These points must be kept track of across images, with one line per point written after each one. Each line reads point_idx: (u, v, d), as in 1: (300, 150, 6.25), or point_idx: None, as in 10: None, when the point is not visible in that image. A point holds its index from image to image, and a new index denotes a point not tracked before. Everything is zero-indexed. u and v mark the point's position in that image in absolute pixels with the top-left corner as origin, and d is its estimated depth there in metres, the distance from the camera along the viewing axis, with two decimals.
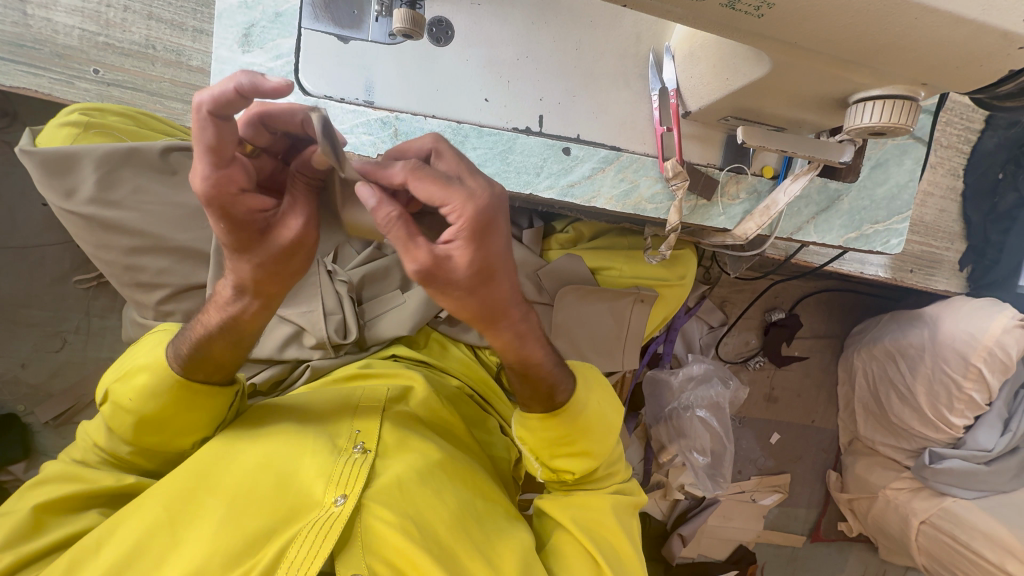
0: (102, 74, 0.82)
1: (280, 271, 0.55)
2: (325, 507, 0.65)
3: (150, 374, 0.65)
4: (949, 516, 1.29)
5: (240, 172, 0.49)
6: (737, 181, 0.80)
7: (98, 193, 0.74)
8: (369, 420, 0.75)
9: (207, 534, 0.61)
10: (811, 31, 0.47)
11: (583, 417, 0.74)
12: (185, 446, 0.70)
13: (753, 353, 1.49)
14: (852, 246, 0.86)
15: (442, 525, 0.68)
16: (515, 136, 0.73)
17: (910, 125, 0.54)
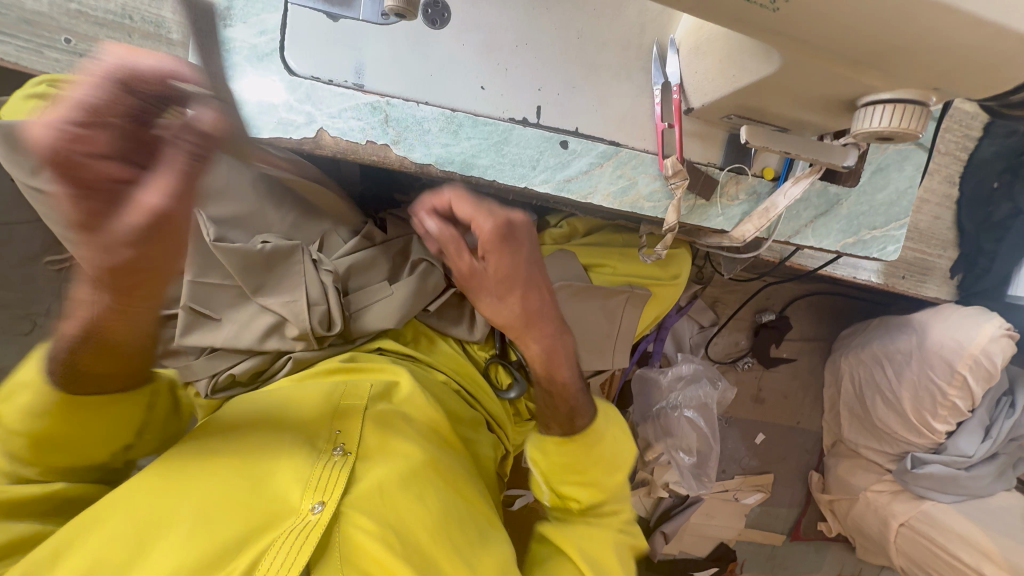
0: (74, 44, 0.77)
1: (133, 260, 0.47)
2: (302, 514, 0.63)
3: (31, 391, 0.62)
4: (926, 518, 1.33)
5: (96, 138, 0.42)
6: (738, 181, 0.78)
7: None
8: (350, 421, 0.74)
9: (176, 544, 0.58)
10: (826, 28, 0.45)
11: (599, 446, 0.82)
12: (102, 454, 0.68)
13: (742, 354, 1.49)
14: (849, 252, 0.84)
15: (423, 531, 0.68)
16: (511, 126, 0.70)
17: (919, 130, 0.53)
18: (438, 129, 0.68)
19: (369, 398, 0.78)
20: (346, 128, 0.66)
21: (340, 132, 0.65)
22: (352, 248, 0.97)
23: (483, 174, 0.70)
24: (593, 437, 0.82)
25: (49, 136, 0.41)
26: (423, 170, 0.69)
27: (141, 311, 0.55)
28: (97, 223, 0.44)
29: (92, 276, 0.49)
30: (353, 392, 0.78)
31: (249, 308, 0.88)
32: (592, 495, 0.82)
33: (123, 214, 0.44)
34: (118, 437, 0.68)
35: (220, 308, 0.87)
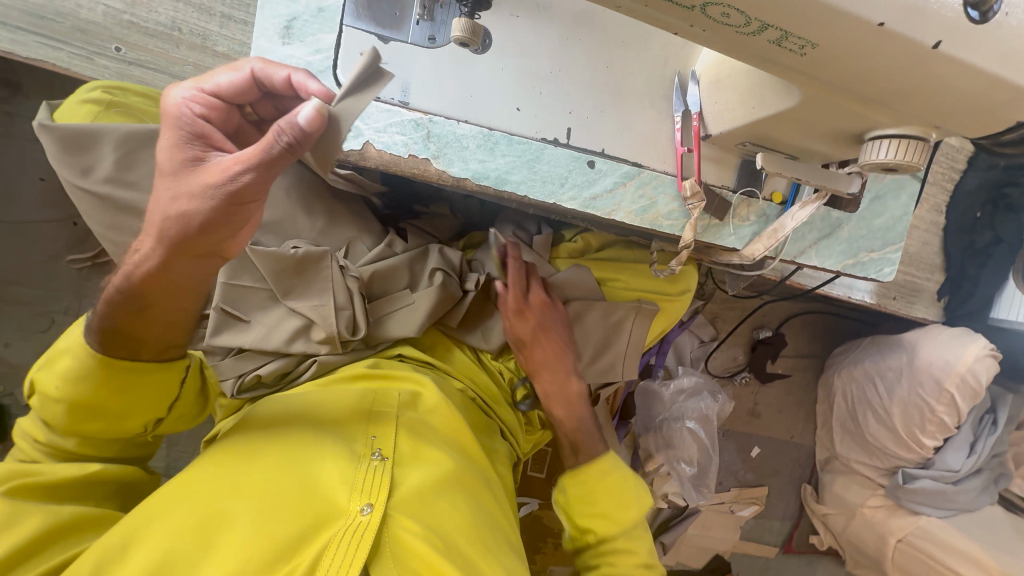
0: (124, 52, 0.81)
1: (200, 214, 0.55)
2: (352, 515, 0.65)
3: (71, 356, 0.65)
4: (924, 534, 1.37)
5: (216, 111, 0.58)
6: (749, 204, 0.84)
7: (116, 172, 0.73)
8: (386, 427, 0.76)
9: (236, 542, 0.61)
10: (844, 71, 0.51)
11: (607, 476, 0.94)
12: (133, 426, 0.70)
13: (739, 368, 1.54)
14: (849, 272, 0.90)
15: (463, 533, 0.71)
16: (543, 146, 0.75)
17: (918, 162, 0.59)
18: (475, 145, 0.72)
19: (398, 404, 0.80)
20: (389, 142, 0.70)
21: (384, 145, 0.69)
22: (376, 256, 1.00)
23: (516, 190, 0.74)
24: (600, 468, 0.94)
25: (183, 105, 0.57)
26: (459, 184, 0.73)
27: (193, 269, 0.61)
28: (185, 168, 0.56)
29: (159, 224, 0.57)
30: (384, 399, 0.80)
31: (277, 311, 0.91)
32: (608, 529, 0.91)
33: (197, 167, 0.55)
34: (146, 412, 0.69)
35: (249, 310, 0.89)
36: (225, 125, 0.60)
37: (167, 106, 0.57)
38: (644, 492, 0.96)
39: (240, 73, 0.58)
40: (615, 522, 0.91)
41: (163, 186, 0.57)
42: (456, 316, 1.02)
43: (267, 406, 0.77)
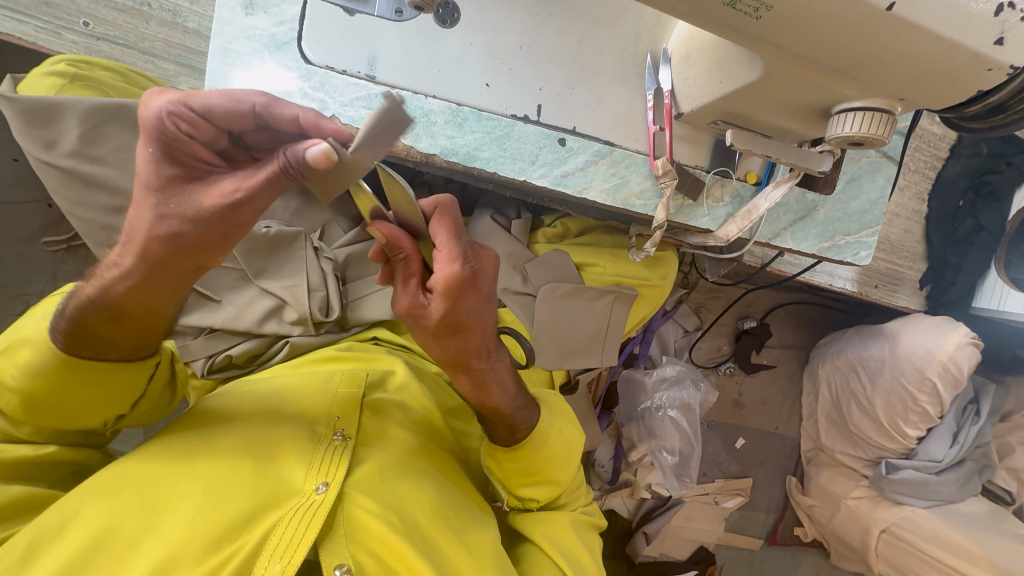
0: (91, 27, 0.80)
1: (187, 236, 0.53)
2: (307, 494, 0.66)
3: (34, 350, 0.63)
4: (910, 525, 1.37)
5: (204, 129, 0.50)
6: (723, 185, 0.83)
7: (80, 146, 0.72)
8: (348, 408, 0.76)
9: (185, 519, 0.61)
10: (802, 38, 0.50)
11: (545, 446, 0.80)
12: (96, 421, 0.68)
13: (724, 359, 1.54)
14: (825, 255, 0.89)
15: (423, 513, 0.71)
16: (513, 122, 0.74)
17: (884, 136, 0.58)
18: (444, 121, 0.72)
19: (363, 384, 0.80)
20: (356, 116, 0.69)
21: (350, 120, 0.69)
22: (352, 238, 1.01)
23: (484, 166, 0.73)
24: (538, 440, 0.80)
25: (165, 119, 0.48)
26: (429, 160, 0.73)
27: (169, 284, 0.59)
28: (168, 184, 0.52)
29: (133, 238, 0.55)
30: (349, 380, 0.80)
31: (250, 291, 0.90)
32: (550, 494, 0.82)
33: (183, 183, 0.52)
34: (108, 408, 0.67)
35: (221, 290, 0.89)
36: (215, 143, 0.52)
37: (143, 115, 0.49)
38: (580, 431, 0.87)
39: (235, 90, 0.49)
40: (558, 486, 0.83)
41: (142, 203, 0.52)
42: None
43: (235, 393, 0.77)
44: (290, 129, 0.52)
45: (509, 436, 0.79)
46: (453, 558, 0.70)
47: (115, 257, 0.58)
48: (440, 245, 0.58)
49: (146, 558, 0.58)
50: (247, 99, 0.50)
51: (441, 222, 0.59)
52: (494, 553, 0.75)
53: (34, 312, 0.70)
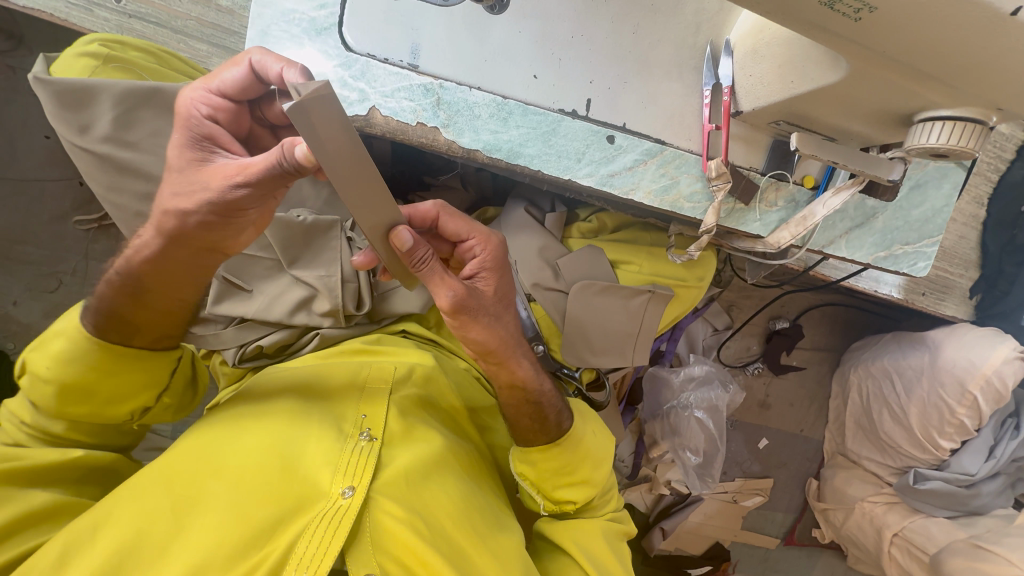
0: (124, 4, 0.77)
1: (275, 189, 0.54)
2: (334, 498, 0.66)
3: (65, 340, 0.66)
4: (921, 530, 1.35)
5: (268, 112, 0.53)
6: (778, 189, 0.78)
7: (114, 132, 0.71)
8: (375, 405, 0.76)
9: (213, 524, 0.62)
10: (900, 43, 0.46)
11: (580, 446, 0.82)
12: (129, 406, 0.70)
13: (753, 359, 1.50)
14: (880, 265, 0.85)
15: (449, 517, 0.71)
16: (560, 118, 0.70)
17: (974, 149, 0.54)
18: (488, 115, 0.68)
19: (392, 381, 0.80)
20: (397, 108, 0.66)
21: (392, 112, 0.65)
22: None
23: (529, 164, 0.70)
24: (573, 441, 0.82)
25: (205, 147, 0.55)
26: (470, 155, 0.69)
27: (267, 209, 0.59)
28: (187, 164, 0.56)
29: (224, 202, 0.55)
30: (377, 374, 0.80)
31: (282, 280, 0.89)
32: (585, 496, 0.83)
33: (217, 174, 0.54)
34: (136, 398, 0.70)
35: (252, 280, 0.88)
36: (234, 127, 0.59)
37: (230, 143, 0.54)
38: (609, 433, 0.89)
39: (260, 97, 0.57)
40: (593, 486, 0.84)
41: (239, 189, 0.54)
42: None
43: (266, 379, 0.79)
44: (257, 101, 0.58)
45: (550, 432, 0.81)
46: (479, 564, 0.70)
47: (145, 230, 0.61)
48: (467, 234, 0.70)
49: (175, 564, 0.60)
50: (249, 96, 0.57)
51: (451, 219, 0.70)
52: (523, 552, 0.76)
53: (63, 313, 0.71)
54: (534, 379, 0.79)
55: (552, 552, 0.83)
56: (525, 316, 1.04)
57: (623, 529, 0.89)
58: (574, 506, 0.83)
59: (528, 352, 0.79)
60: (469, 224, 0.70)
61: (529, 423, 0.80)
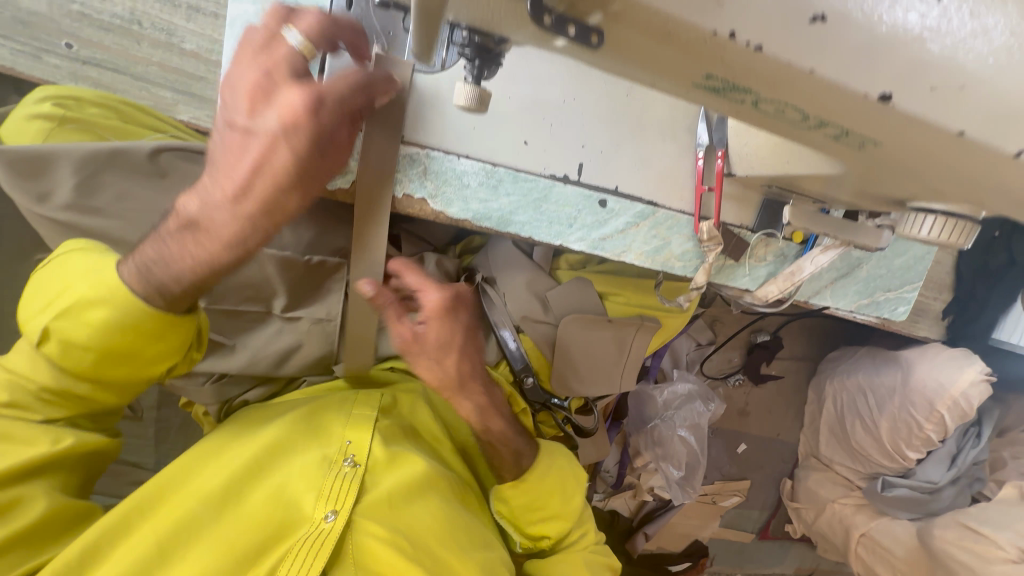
0: (76, 49, 0.71)
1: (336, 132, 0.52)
2: (316, 523, 0.70)
3: (111, 308, 0.55)
4: (886, 531, 1.42)
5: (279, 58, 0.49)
6: (767, 244, 0.79)
7: (77, 198, 0.66)
8: (359, 432, 0.78)
9: (200, 554, 0.64)
10: (904, 159, 0.43)
11: (550, 479, 0.85)
12: (157, 365, 0.61)
13: (734, 370, 1.54)
14: (862, 312, 0.87)
15: (429, 536, 0.74)
16: (551, 183, 0.68)
17: (960, 244, 0.55)
18: (478, 183, 0.65)
19: (378, 409, 0.83)
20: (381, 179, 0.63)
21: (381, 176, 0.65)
22: None
23: (518, 231, 0.68)
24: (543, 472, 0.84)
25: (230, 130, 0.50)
26: (458, 224, 0.67)
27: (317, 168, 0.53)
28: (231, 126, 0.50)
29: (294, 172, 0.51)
30: (362, 400, 0.83)
31: (267, 329, 0.86)
32: (561, 529, 0.86)
33: (275, 70, 0.48)
34: (160, 358, 0.61)
35: (232, 333, 0.84)
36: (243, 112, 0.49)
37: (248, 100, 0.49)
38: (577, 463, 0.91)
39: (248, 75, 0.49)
40: (567, 520, 0.86)
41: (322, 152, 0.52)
42: None
43: (263, 410, 0.82)
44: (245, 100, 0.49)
45: (516, 469, 0.84)
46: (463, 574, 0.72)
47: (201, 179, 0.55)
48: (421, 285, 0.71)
49: None
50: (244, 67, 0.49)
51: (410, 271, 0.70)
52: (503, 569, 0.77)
53: (60, 265, 0.59)
54: (484, 420, 0.79)
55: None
56: (513, 347, 1.03)
57: (605, 560, 0.91)
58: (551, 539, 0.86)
59: (480, 389, 0.78)
60: (424, 275, 0.71)
61: (498, 450, 0.82)
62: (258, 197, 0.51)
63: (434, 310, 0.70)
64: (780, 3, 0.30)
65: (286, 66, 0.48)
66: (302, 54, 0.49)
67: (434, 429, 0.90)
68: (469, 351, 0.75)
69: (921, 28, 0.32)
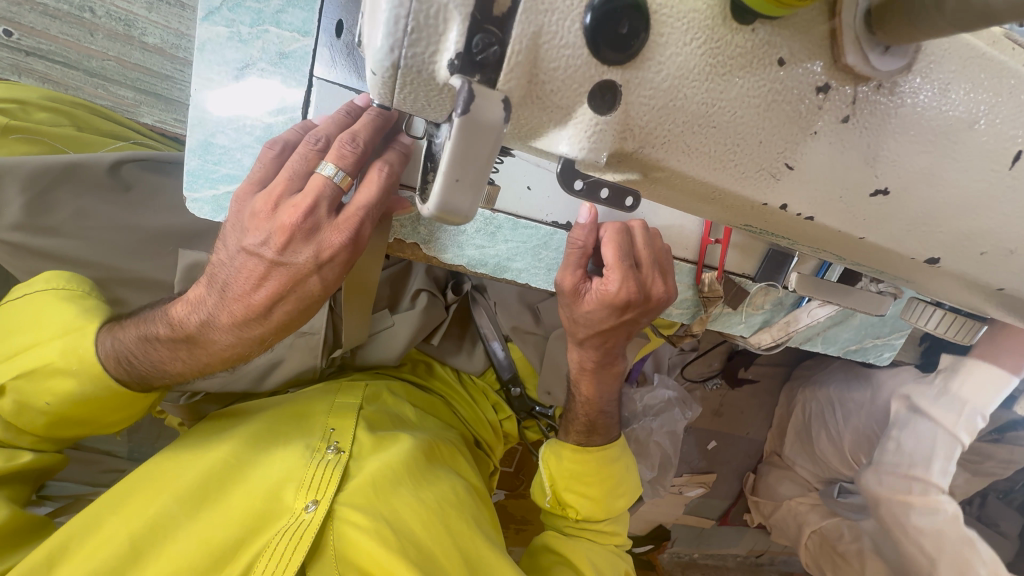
0: (17, 38, 0.66)
1: (354, 257, 0.51)
2: (295, 513, 0.61)
3: (78, 382, 0.53)
4: (835, 531, 1.49)
5: (285, 187, 0.47)
6: (766, 293, 0.76)
7: (27, 218, 0.58)
8: (344, 420, 0.74)
9: (171, 551, 0.56)
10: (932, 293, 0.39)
11: (607, 465, 0.76)
12: (118, 424, 0.59)
13: (712, 374, 1.56)
14: (849, 356, 0.87)
15: (419, 524, 0.64)
16: (553, 231, 0.63)
17: (955, 338, 0.56)
18: (474, 230, 0.61)
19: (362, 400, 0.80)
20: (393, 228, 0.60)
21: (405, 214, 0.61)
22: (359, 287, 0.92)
23: (516, 278, 0.66)
24: (604, 457, 0.76)
25: (240, 257, 0.49)
26: (454, 268, 0.64)
27: (329, 284, 0.52)
28: (252, 257, 0.49)
29: (295, 293, 0.51)
30: (347, 395, 0.79)
31: None
32: (596, 513, 0.74)
33: (280, 212, 0.47)
34: (130, 415, 0.58)
35: None
36: (254, 234, 0.48)
37: (253, 227, 0.48)
38: (631, 474, 0.79)
39: (258, 199, 0.48)
40: (607, 484, 0.76)
41: (323, 266, 0.50)
42: (439, 338, 1.01)
43: (249, 406, 0.78)
44: (255, 227, 0.48)
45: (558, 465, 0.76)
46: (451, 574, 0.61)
47: (197, 292, 0.53)
48: (608, 264, 0.58)
49: None
50: (252, 197, 0.48)
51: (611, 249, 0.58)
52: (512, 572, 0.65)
53: (30, 309, 0.56)
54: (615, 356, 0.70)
55: (548, 566, 0.71)
56: (500, 356, 1.03)
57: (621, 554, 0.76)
58: (576, 514, 0.74)
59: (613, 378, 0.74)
60: (626, 271, 0.58)
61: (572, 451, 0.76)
62: (273, 321, 0.52)
63: (600, 300, 0.60)
64: (844, 180, 0.26)
65: (324, 202, 0.47)
66: (338, 184, 0.47)
67: (416, 422, 0.86)
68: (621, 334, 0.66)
69: (989, 198, 0.29)
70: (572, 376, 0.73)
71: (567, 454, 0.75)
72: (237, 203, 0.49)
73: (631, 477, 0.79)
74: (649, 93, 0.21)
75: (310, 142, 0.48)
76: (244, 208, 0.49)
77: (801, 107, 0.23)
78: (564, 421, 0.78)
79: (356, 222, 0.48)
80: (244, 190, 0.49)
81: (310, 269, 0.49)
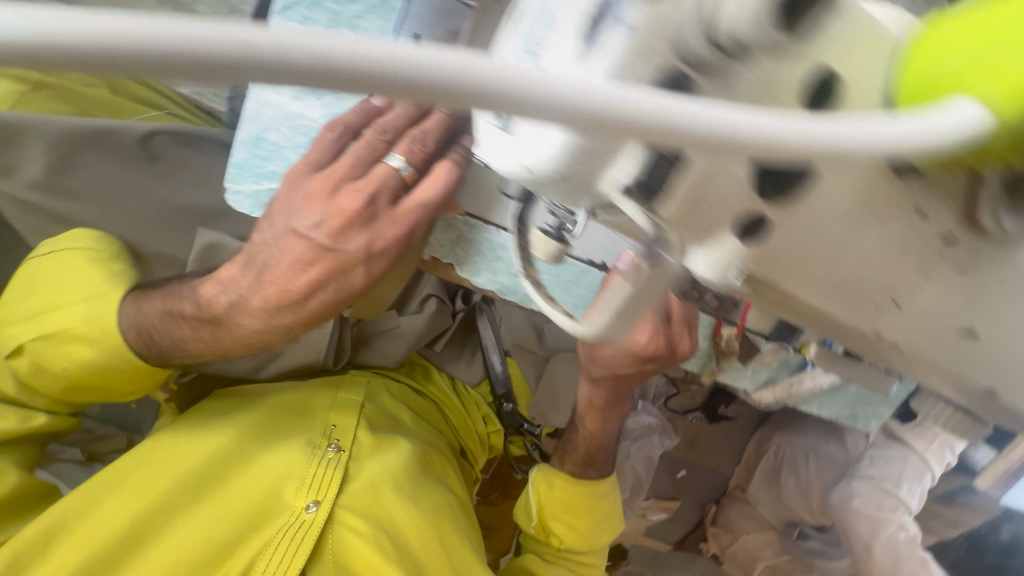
0: None
1: (405, 250, 0.51)
2: (295, 513, 0.60)
3: (96, 351, 0.51)
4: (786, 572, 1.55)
5: (344, 168, 0.47)
6: (776, 354, 0.76)
7: (49, 178, 0.57)
8: (347, 416, 0.71)
9: (170, 541, 0.55)
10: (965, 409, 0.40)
11: (598, 500, 0.75)
12: (130, 395, 0.57)
13: (695, 407, 1.59)
14: (839, 420, 0.90)
15: (417, 534, 0.64)
16: (588, 269, 0.63)
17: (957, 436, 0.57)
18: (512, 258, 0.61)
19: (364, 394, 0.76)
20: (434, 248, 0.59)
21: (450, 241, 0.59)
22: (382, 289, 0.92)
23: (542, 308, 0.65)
24: (597, 490, 0.75)
25: (287, 237, 0.49)
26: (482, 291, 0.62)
27: (372, 277, 0.51)
28: (299, 240, 0.48)
29: (337, 281, 0.50)
30: (349, 386, 0.76)
31: None
32: (577, 544, 0.75)
33: (336, 194, 0.47)
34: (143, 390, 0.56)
35: None
36: (307, 216, 0.48)
37: (305, 207, 0.47)
38: (618, 512, 0.78)
39: (315, 182, 0.48)
40: (593, 520, 0.75)
41: (371, 258, 0.49)
42: (443, 345, 1.02)
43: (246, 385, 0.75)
44: (309, 210, 0.48)
45: (553, 497, 0.75)
46: None
47: (229, 272, 0.51)
48: (640, 315, 0.58)
49: None
50: (307, 178, 0.48)
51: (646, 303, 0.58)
52: None
53: (55, 267, 0.54)
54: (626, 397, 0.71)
55: None
56: (499, 370, 1.01)
57: None
58: (560, 542, 0.75)
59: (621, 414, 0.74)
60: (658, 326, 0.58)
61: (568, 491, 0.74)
62: (307, 309, 0.51)
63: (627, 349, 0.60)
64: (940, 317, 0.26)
65: (385, 193, 0.47)
66: (402, 177, 0.48)
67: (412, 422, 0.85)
68: (638, 378, 0.66)
69: None
70: (579, 410, 0.73)
71: (558, 483, 0.75)
72: (288, 183, 0.48)
73: (617, 518, 0.79)
74: (792, 224, 0.21)
75: (376, 132, 0.47)
76: (299, 186, 0.48)
77: (926, 250, 0.24)
78: (564, 446, 0.76)
79: (414, 216, 0.48)
80: (300, 171, 0.48)
81: (358, 259, 0.49)
